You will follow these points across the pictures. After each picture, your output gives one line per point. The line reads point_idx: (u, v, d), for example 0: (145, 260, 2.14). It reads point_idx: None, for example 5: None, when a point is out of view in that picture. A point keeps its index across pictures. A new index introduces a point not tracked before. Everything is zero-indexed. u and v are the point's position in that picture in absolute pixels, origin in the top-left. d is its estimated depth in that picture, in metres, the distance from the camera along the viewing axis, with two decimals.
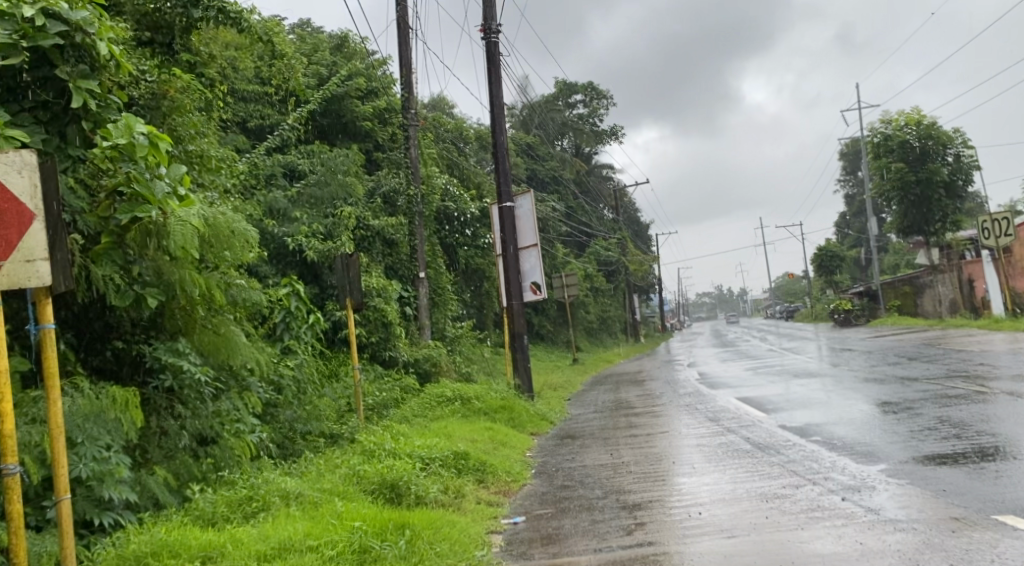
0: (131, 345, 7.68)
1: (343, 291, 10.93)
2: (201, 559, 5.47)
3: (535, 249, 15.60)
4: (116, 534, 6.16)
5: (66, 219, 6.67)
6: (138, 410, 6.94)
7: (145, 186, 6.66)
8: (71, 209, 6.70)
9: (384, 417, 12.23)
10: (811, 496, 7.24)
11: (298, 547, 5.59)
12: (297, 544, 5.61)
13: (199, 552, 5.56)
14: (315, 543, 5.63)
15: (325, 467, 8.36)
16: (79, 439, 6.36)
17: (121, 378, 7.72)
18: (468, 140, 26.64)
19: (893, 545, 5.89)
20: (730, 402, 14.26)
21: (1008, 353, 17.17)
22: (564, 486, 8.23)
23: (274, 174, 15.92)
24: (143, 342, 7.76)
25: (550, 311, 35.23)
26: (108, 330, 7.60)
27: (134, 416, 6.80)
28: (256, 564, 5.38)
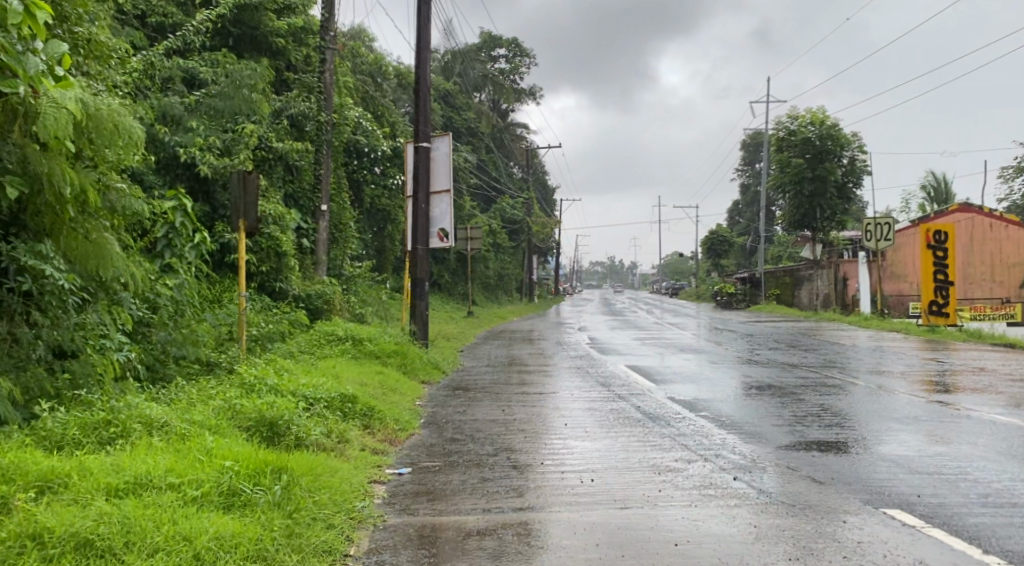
0: None
1: (235, 211, 10.15)
2: (39, 489, 4.85)
3: (448, 195, 15.06)
4: None
5: None
6: None
7: (16, 60, 5.89)
8: None
9: (268, 350, 11.57)
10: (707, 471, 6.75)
11: (156, 484, 5.01)
12: (156, 481, 5.03)
13: (37, 481, 4.91)
14: (178, 481, 5.05)
15: (199, 396, 7.73)
16: None
17: None
18: (386, 76, 25.67)
19: (786, 526, 5.44)
20: (622, 370, 13.98)
21: (876, 351, 17.61)
22: (454, 440, 7.82)
23: (171, 78, 14.95)
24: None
25: (450, 262, 34.74)
26: None
27: None
28: (105, 499, 4.79)
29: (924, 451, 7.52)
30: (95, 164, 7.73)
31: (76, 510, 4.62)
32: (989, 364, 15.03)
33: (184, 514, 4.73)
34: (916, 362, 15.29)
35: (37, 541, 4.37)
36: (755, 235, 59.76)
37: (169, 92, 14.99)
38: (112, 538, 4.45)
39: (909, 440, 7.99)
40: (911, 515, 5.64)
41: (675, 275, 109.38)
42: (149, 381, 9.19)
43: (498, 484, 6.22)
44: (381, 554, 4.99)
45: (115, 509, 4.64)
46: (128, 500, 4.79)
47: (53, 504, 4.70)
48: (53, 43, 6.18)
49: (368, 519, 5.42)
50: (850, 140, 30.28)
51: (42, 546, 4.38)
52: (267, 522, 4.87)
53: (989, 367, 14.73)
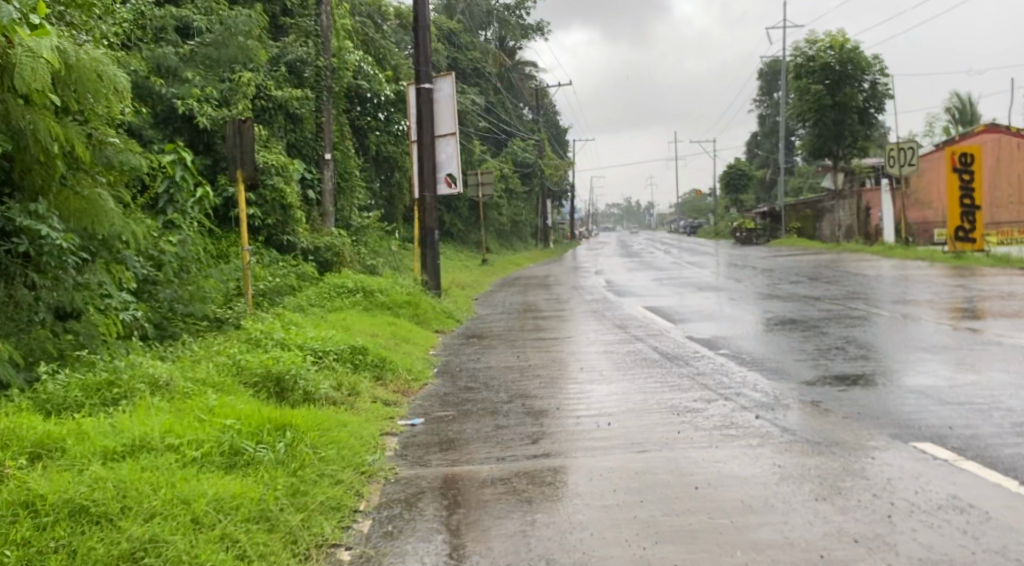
0: None
1: (234, 160, 9.93)
2: (34, 455, 4.74)
3: (453, 137, 14.68)
4: None
5: None
6: None
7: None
8: None
9: (276, 304, 11.41)
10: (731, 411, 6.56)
11: (155, 446, 4.88)
12: (155, 443, 4.91)
13: (34, 447, 4.81)
14: (177, 443, 4.93)
15: (205, 353, 7.63)
16: None
17: None
18: (387, 19, 25.14)
19: (812, 465, 5.24)
20: (638, 311, 13.78)
21: (897, 280, 17.30)
22: (468, 388, 7.66)
23: (164, 28, 14.72)
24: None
25: (462, 209, 34.48)
26: None
27: None
28: (101, 463, 4.67)
29: (951, 382, 7.29)
30: (85, 119, 7.69)
31: (70, 476, 4.51)
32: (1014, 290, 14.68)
33: (182, 477, 4.59)
34: (939, 290, 14.97)
35: (31, 506, 4.26)
36: (771, 169, 58.92)
37: (163, 42, 14.74)
38: (107, 504, 4.28)
39: (937, 370, 7.75)
40: (942, 449, 5.44)
41: (691, 213, 108.53)
42: (156, 340, 9.09)
43: (513, 432, 6.03)
44: (392, 508, 4.86)
45: (110, 475, 4.51)
46: (125, 464, 4.67)
47: (49, 470, 4.58)
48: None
49: (378, 473, 5.29)
50: (872, 62, 29.64)
51: (35, 514, 4.22)
52: (270, 482, 4.74)
53: (1015, 293, 14.37)
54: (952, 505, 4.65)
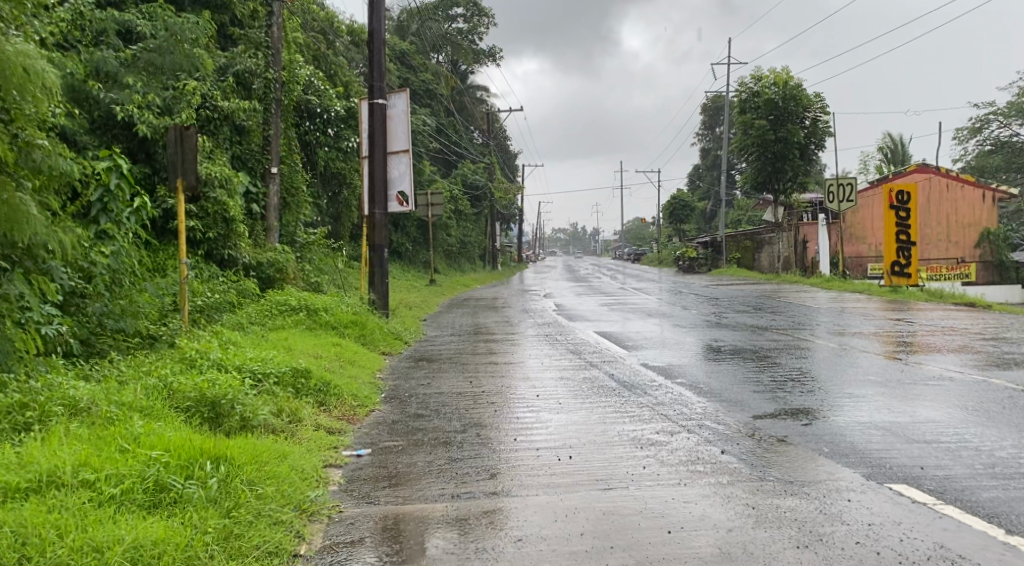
0: None
1: (173, 169, 9.38)
2: None
3: (406, 154, 14.20)
4: None
5: None
6: None
7: None
8: None
9: (215, 322, 10.81)
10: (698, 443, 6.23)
11: (65, 482, 4.41)
12: (65, 477, 4.43)
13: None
14: (92, 478, 4.45)
15: (133, 373, 7.09)
16: None
17: None
18: (339, 35, 24.67)
19: (789, 507, 4.91)
20: (590, 336, 13.47)
21: (842, 311, 17.28)
22: (417, 415, 7.21)
23: (105, 31, 14.09)
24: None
25: (411, 229, 33.95)
26: None
27: None
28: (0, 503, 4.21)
29: (916, 416, 7.06)
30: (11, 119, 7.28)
31: None
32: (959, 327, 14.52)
33: (94, 521, 4.15)
34: (885, 323, 14.94)
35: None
36: (715, 199, 59.52)
37: (103, 46, 14.10)
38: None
39: (901, 404, 7.51)
40: (922, 491, 5.16)
41: (636, 239, 109.15)
42: (82, 358, 8.53)
43: (468, 466, 5.59)
44: (336, 552, 4.42)
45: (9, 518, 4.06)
46: (29, 504, 4.20)
47: None
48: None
49: (320, 511, 4.82)
50: (814, 99, 29.83)
51: None
52: (199, 523, 4.30)
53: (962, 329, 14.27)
54: (942, 556, 4.38)
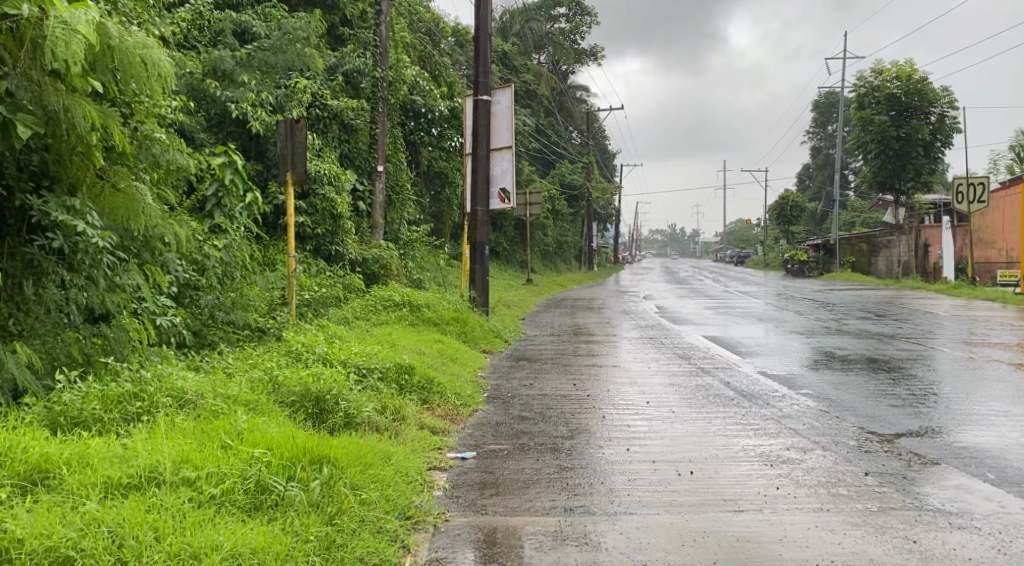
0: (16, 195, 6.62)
1: (284, 162, 9.35)
2: (32, 486, 4.20)
3: (509, 152, 13.88)
4: None
5: None
6: None
7: None
8: None
9: (322, 316, 10.79)
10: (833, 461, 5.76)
11: (167, 479, 4.29)
12: (167, 474, 4.31)
13: (31, 475, 4.27)
14: (193, 476, 4.32)
15: (240, 366, 7.03)
16: None
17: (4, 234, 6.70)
18: (444, 35, 24.73)
19: (955, 542, 4.43)
20: (698, 340, 12.98)
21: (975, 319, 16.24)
22: (522, 418, 6.94)
23: (223, 31, 14.59)
24: (29, 193, 6.71)
25: (508, 228, 33.81)
26: None
27: None
28: (101, 499, 4.11)
29: None
30: (133, 115, 7.59)
31: (60, 513, 3.97)
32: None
33: (193, 522, 4.01)
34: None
35: (9, 550, 3.76)
36: (826, 200, 57.57)
37: (220, 45, 14.54)
38: (95, 555, 3.79)
39: None
40: None
41: (741, 242, 106.69)
42: (193, 349, 8.62)
43: (581, 478, 5.27)
44: None
45: (109, 516, 3.97)
46: (129, 500, 4.09)
47: (40, 504, 4.03)
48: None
49: (426, 519, 4.60)
50: (940, 94, 28.44)
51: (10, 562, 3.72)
52: (300, 531, 4.14)
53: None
54: None
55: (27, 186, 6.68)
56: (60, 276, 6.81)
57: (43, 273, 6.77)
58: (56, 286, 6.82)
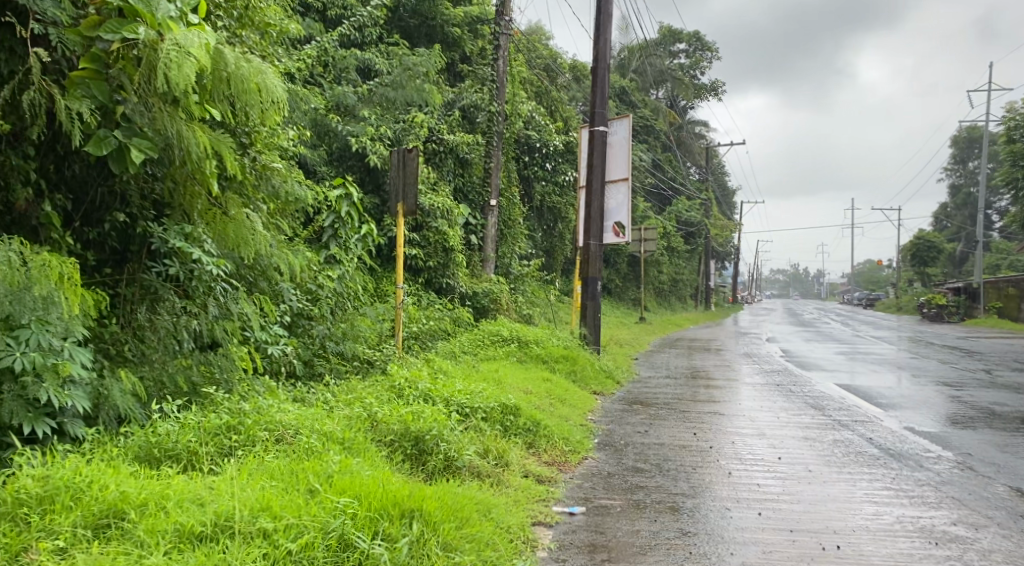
0: (137, 221, 6.64)
1: (395, 191, 9.16)
2: (107, 529, 4.16)
3: (625, 183, 13.42)
4: (53, 452, 4.91)
5: (38, 32, 5.66)
6: (83, 290, 5.57)
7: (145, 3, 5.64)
8: (46, 18, 5.70)
9: (427, 350, 10.46)
10: (1000, 552, 5.11)
11: (242, 530, 4.18)
12: (242, 525, 4.20)
13: (102, 518, 4.22)
14: (270, 528, 4.20)
15: (342, 400, 6.75)
16: (25, 321, 5.21)
17: (122, 262, 6.76)
18: (562, 72, 24.61)
19: None
20: (829, 389, 12.15)
21: None
22: (637, 470, 6.48)
23: (347, 67, 14.81)
24: (149, 219, 6.71)
25: (621, 265, 33.24)
26: (112, 198, 6.49)
27: (77, 300, 5.44)
28: (168, 548, 4.06)
29: None
30: (252, 144, 7.66)
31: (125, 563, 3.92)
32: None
33: None
34: None
35: None
36: (964, 241, 54.52)
37: (342, 81, 14.77)
38: None
39: None
40: None
41: (868, 285, 102.38)
42: (302, 380, 8.49)
43: (711, 553, 4.81)
44: None
45: None
46: (197, 555, 4.01)
47: (106, 550, 4.02)
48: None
49: None
50: None
51: None
52: None
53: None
54: None
55: (147, 212, 6.68)
56: (173, 302, 6.80)
57: (158, 298, 6.78)
58: (169, 311, 6.77)
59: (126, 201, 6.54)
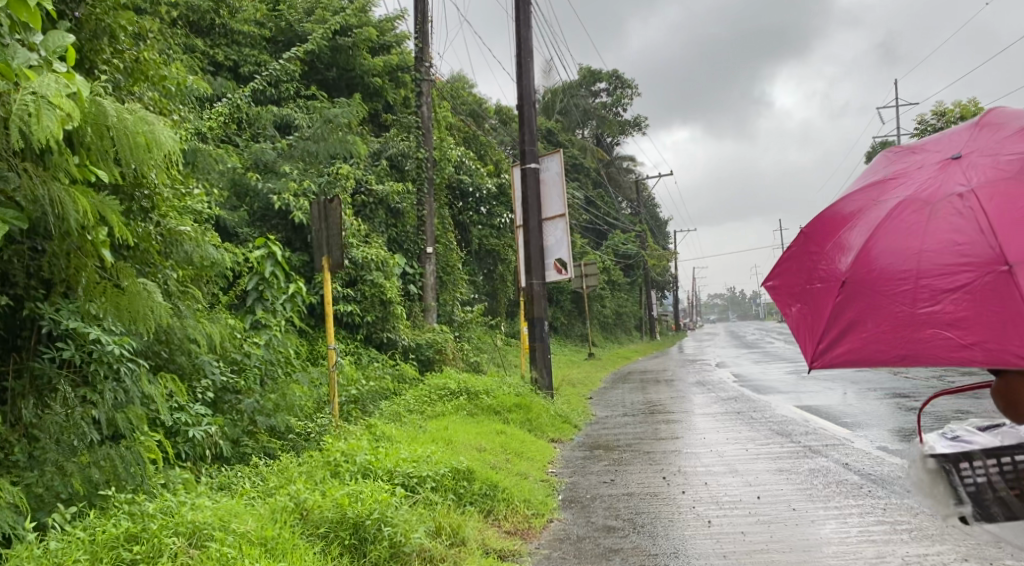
0: (23, 304, 5.88)
1: (319, 244, 8.45)
2: None
3: (563, 219, 12.88)
4: None
5: None
6: None
7: None
8: None
9: (370, 413, 9.68)
10: None
11: None
12: None
13: None
14: None
15: (273, 484, 5.99)
16: None
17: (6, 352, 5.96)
18: (487, 117, 24.19)
19: None
20: (792, 412, 11.62)
21: None
22: (610, 529, 5.84)
23: (262, 123, 14.05)
24: (38, 300, 5.97)
25: (565, 303, 32.77)
26: None
27: None
28: None
29: None
30: (155, 209, 6.91)
31: None
32: (796, 272, 3.50)
33: None
34: None
35: None
36: None
37: (259, 138, 14.05)
38: None
39: None
40: None
41: None
42: (229, 463, 7.69)
43: None
44: None
45: None
46: None
47: None
48: (55, 34, 5.14)
49: None
50: None
51: None
52: None
53: (956, 269, 3.13)
54: None
55: (34, 292, 5.92)
56: (66, 393, 5.98)
57: (52, 390, 5.98)
58: (63, 404, 5.96)
59: (7, 281, 5.79)
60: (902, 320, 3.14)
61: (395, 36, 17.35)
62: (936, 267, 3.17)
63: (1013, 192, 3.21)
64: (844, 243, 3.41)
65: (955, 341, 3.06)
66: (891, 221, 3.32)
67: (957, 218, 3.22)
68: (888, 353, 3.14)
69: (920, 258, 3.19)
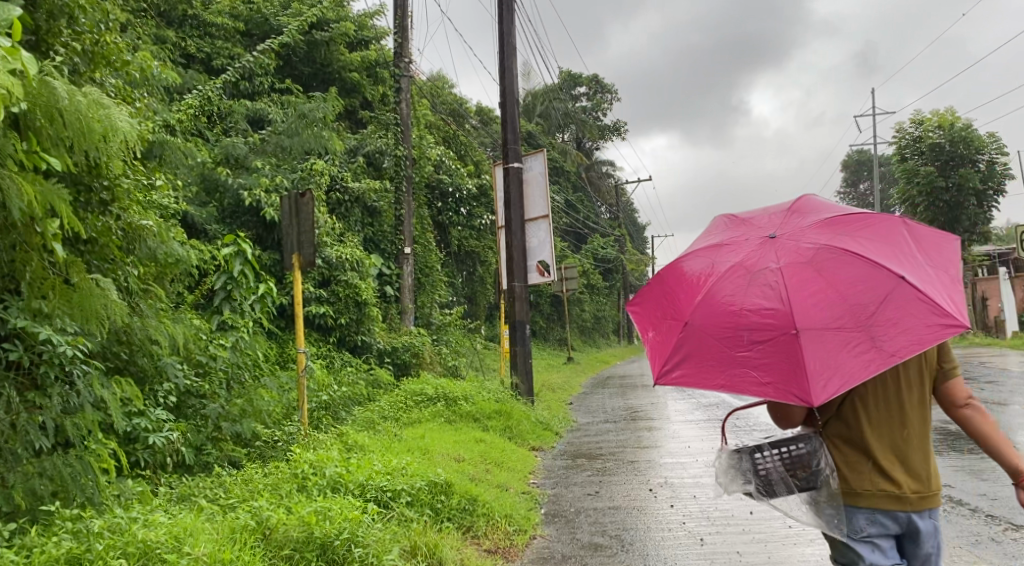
0: None
1: (290, 241, 8.02)
2: None
3: (546, 221, 12.52)
4: None
5: None
6: None
7: None
8: None
9: (342, 419, 9.28)
10: None
11: None
12: None
13: None
14: None
15: (237, 498, 5.58)
16: None
17: None
18: (467, 116, 23.79)
19: None
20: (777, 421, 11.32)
21: None
22: (596, 547, 5.48)
23: (234, 118, 13.57)
24: None
25: (544, 306, 32.42)
26: None
27: None
28: None
29: None
30: (114, 200, 6.43)
31: None
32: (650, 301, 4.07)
33: None
34: None
35: None
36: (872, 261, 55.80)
37: (231, 133, 13.58)
38: None
39: None
40: None
41: None
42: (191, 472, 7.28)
43: None
44: None
45: None
46: None
47: None
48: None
49: None
50: (987, 140, 25.11)
51: None
52: None
53: (767, 325, 3.69)
54: None
55: None
56: (11, 396, 5.50)
57: None
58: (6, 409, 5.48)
59: None
60: (722, 359, 3.72)
61: (373, 32, 16.92)
62: (747, 321, 3.72)
63: (813, 266, 3.73)
64: (688, 288, 3.95)
65: (755, 381, 3.64)
66: (724, 277, 3.86)
67: (771, 284, 3.76)
68: (706, 383, 3.72)
69: (741, 312, 3.74)
